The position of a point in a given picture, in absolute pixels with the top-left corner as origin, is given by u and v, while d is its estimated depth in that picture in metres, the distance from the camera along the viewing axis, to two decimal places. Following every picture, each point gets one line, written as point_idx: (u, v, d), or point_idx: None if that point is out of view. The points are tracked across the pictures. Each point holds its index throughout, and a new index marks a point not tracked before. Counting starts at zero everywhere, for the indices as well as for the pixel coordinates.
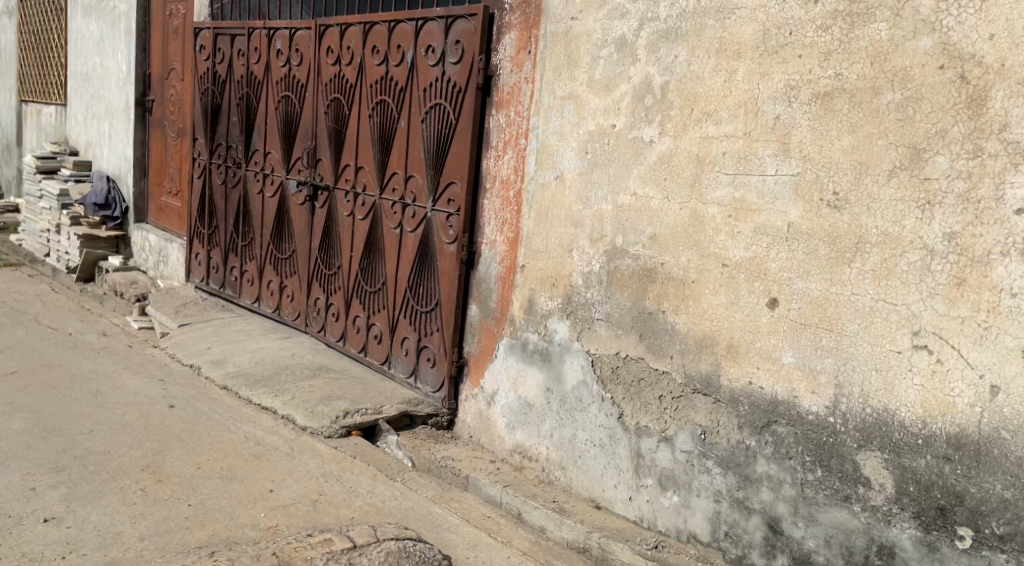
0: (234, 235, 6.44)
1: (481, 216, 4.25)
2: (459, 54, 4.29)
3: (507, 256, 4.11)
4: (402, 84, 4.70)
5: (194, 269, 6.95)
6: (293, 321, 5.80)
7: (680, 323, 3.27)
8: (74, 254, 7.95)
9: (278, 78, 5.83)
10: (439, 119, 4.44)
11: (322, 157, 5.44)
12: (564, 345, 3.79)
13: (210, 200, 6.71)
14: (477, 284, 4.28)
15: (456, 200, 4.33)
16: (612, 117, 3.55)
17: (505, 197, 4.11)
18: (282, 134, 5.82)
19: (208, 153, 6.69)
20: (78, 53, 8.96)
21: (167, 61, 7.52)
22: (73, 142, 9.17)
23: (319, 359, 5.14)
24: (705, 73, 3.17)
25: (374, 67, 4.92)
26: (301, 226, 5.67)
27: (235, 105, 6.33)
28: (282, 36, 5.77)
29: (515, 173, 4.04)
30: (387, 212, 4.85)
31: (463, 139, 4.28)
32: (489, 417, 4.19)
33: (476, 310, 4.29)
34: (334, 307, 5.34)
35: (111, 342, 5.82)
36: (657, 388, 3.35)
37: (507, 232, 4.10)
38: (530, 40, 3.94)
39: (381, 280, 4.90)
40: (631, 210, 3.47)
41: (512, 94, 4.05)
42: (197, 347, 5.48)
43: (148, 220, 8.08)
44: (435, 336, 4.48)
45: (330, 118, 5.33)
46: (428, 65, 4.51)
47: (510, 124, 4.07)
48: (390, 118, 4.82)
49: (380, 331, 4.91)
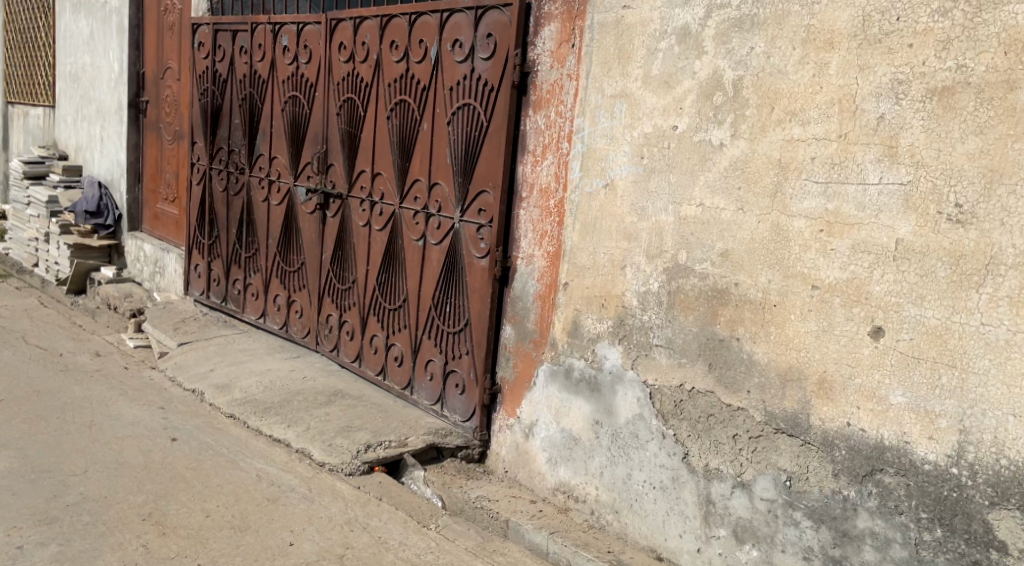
0: (237, 245, 6.02)
1: (517, 227, 3.85)
2: (490, 49, 3.88)
3: (547, 272, 3.71)
4: (425, 83, 4.29)
5: (193, 281, 6.53)
6: (303, 339, 5.39)
7: (758, 352, 2.86)
8: (64, 265, 7.51)
9: (284, 76, 5.41)
10: (468, 120, 4.03)
11: (333, 163, 5.02)
12: (615, 374, 3.37)
13: (211, 208, 6.30)
14: (512, 302, 3.88)
15: (488, 209, 3.93)
16: (673, 117, 3.14)
17: (544, 207, 3.72)
18: (289, 137, 5.40)
19: (208, 157, 6.26)
20: (67, 52, 8.51)
21: (163, 60, 7.09)
22: (62, 146, 8.71)
23: (333, 383, 4.72)
24: (789, 66, 2.76)
25: (393, 64, 4.51)
26: (311, 237, 5.26)
27: (237, 106, 5.91)
28: (288, 31, 5.35)
29: (557, 180, 3.65)
30: (408, 222, 4.44)
31: (496, 143, 3.88)
32: (527, 451, 3.79)
33: (511, 331, 3.89)
34: (349, 324, 4.94)
35: (106, 364, 5.39)
36: (731, 426, 2.95)
37: (547, 246, 3.70)
38: (574, 33, 3.53)
39: (402, 296, 4.50)
40: (697, 223, 3.06)
41: (552, 93, 3.65)
42: (199, 369, 5.05)
43: (142, 228, 7.64)
44: (464, 360, 4.08)
45: (343, 120, 4.92)
46: (454, 61, 4.10)
47: (550, 126, 3.67)
48: (411, 119, 4.41)
49: (401, 352, 4.51)
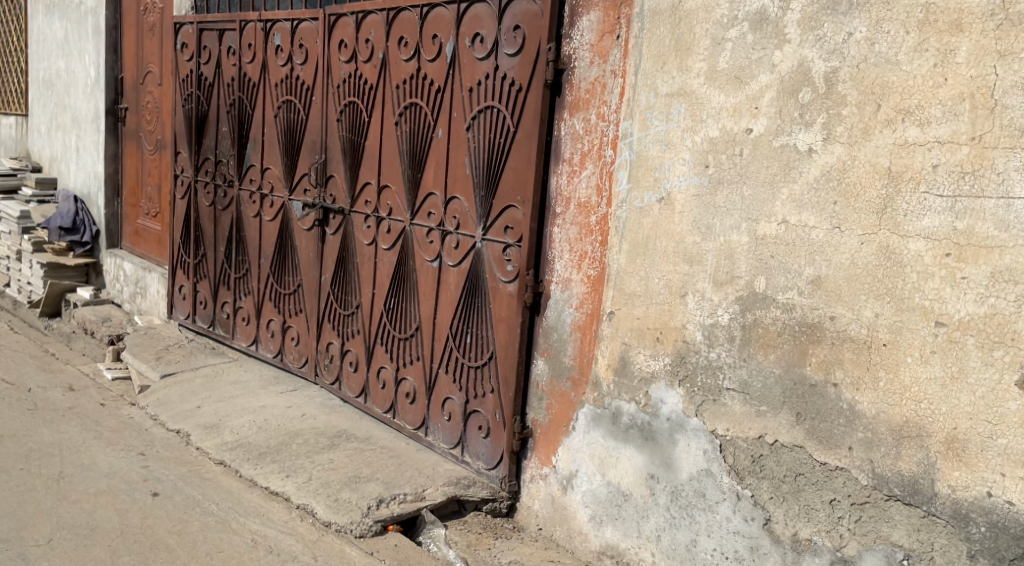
0: (226, 265, 5.50)
1: (550, 248, 3.36)
2: (518, 43, 3.39)
3: (587, 300, 3.21)
4: (440, 84, 3.79)
5: (178, 304, 6.00)
6: (301, 369, 4.88)
7: (862, 402, 2.36)
8: (36, 285, 6.96)
9: (277, 79, 4.90)
10: (492, 126, 3.54)
11: (333, 174, 4.51)
12: (676, 421, 2.86)
13: (196, 224, 5.77)
14: (545, 334, 3.39)
15: (516, 227, 3.44)
16: (747, 118, 2.65)
17: (583, 224, 3.22)
18: (283, 145, 4.88)
19: (193, 169, 5.73)
20: (40, 57, 7.98)
21: (143, 64, 6.55)
22: (35, 157, 8.18)
23: (336, 423, 4.20)
24: (900, 54, 2.27)
25: (402, 63, 4.01)
26: (309, 256, 4.74)
27: (224, 113, 5.38)
28: (281, 29, 4.84)
29: (598, 194, 3.16)
30: (422, 241, 3.94)
31: (525, 151, 3.39)
32: (566, 506, 3.28)
33: (544, 366, 3.38)
34: (353, 354, 4.44)
35: (80, 401, 4.85)
36: (828, 490, 2.45)
37: (588, 269, 3.21)
38: (619, 22, 3.05)
39: (415, 324, 4.00)
40: (779, 244, 2.56)
41: (592, 92, 3.16)
42: (184, 407, 4.52)
43: (122, 244, 7.09)
44: (488, 399, 3.57)
45: (344, 128, 4.41)
46: (474, 58, 3.60)
47: (590, 131, 3.18)
48: (423, 125, 3.91)
49: (415, 388, 4.00)
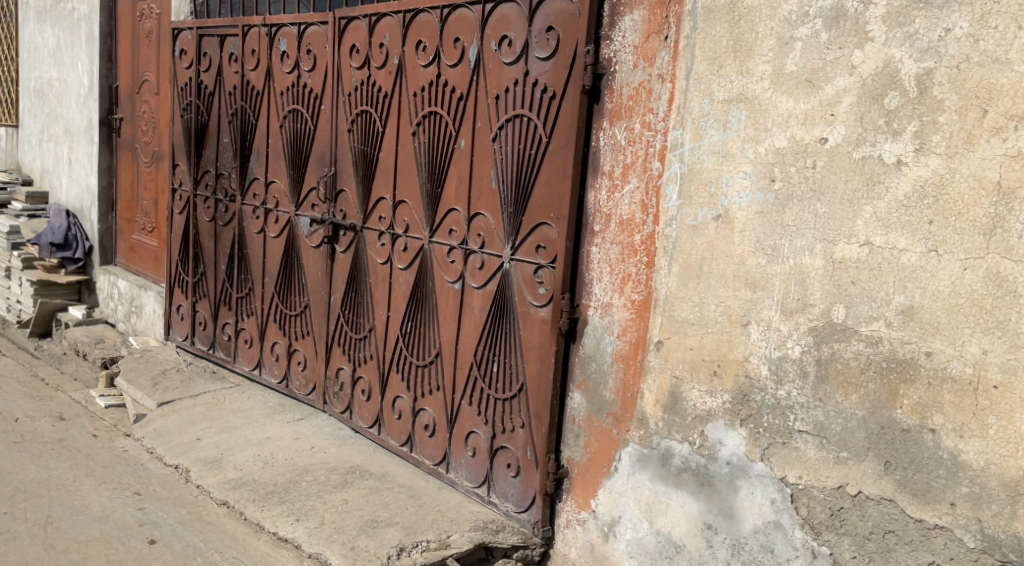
0: (228, 285, 5.19)
1: (588, 269, 3.06)
2: (550, 46, 3.11)
3: (631, 327, 2.91)
4: (463, 91, 3.51)
5: (175, 325, 5.69)
6: (308, 396, 4.59)
7: (968, 452, 2.06)
8: (26, 304, 6.67)
9: (283, 87, 4.60)
10: (522, 136, 3.25)
11: (344, 189, 4.23)
12: (737, 465, 2.56)
13: (195, 240, 5.46)
14: (582, 364, 3.08)
15: (550, 247, 3.15)
16: (821, 126, 2.35)
17: (626, 243, 2.92)
18: (289, 158, 4.59)
19: (191, 182, 5.42)
20: (31, 65, 7.68)
21: (139, 73, 6.25)
22: (26, 170, 7.87)
23: (348, 457, 3.90)
24: (1011, 53, 1.98)
25: (420, 69, 3.74)
26: (318, 276, 4.44)
27: (226, 123, 5.08)
28: (287, 34, 4.55)
29: (643, 210, 2.86)
30: (443, 261, 3.67)
31: (560, 164, 3.10)
32: (607, 555, 2.97)
33: (582, 400, 3.08)
34: (365, 381, 4.15)
35: (70, 432, 4.57)
36: (924, 552, 2.15)
37: (631, 293, 2.91)
38: (667, 21, 2.76)
39: (435, 350, 3.71)
40: (861, 269, 2.26)
41: (636, 99, 2.87)
42: (183, 439, 4.24)
43: (116, 261, 6.77)
44: (519, 435, 3.27)
45: (356, 139, 4.13)
46: (502, 63, 3.31)
47: (634, 141, 2.89)
48: (445, 135, 3.62)
49: (435, 420, 3.70)
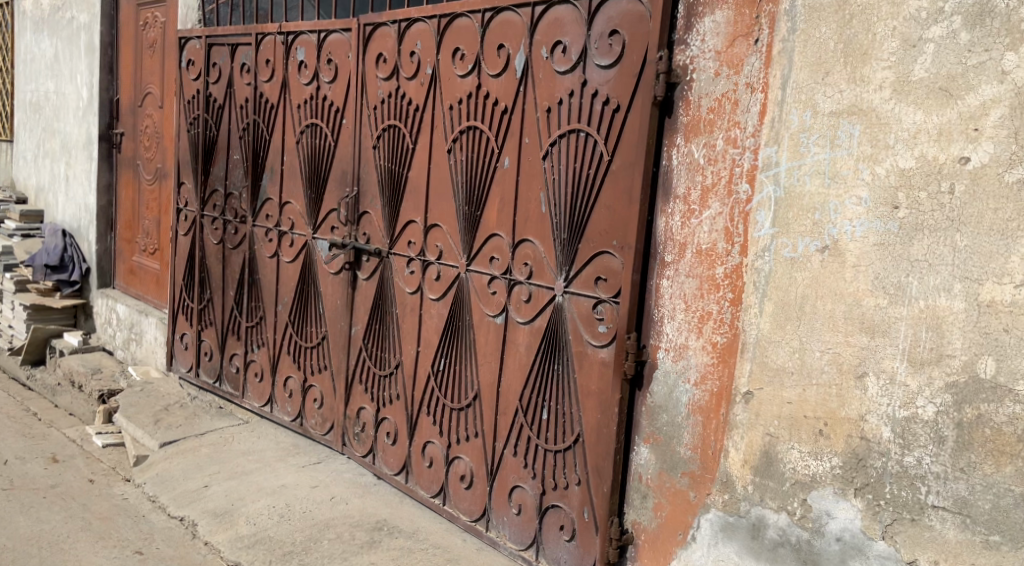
0: (237, 313, 4.83)
1: (657, 306, 2.68)
2: (614, 52, 2.75)
3: (712, 374, 2.52)
4: (510, 104, 3.16)
5: (179, 355, 5.32)
6: (325, 436, 4.26)
7: None
8: (19, 330, 6.36)
9: (301, 99, 4.26)
10: (578, 153, 2.89)
11: (368, 211, 3.94)
12: (852, 543, 2.17)
13: (201, 264, 5.07)
14: (651, 414, 2.70)
15: (612, 279, 2.77)
16: (961, 144, 1.97)
17: (706, 277, 2.54)
18: (309, 177, 4.24)
19: (198, 202, 5.04)
20: (27, 78, 7.32)
21: (142, 85, 5.88)
22: (21, 187, 7.51)
23: (373, 510, 3.53)
24: None
25: (457, 80, 3.41)
26: (343, 306, 4.10)
27: (236, 139, 4.71)
28: (305, 42, 4.20)
29: (727, 239, 2.48)
30: (482, 292, 3.33)
31: (624, 185, 2.73)
32: None
33: (649, 455, 2.70)
34: (390, 423, 3.83)
35: (64, 476, 4.25)
36: None
37: (712, 334, 2.52)
38: (757, 23, 2.39)
39: (473, 392, 3.36)
40: (1015, 316, 1.90)
41: (718, 112, 2.50)
42: (189, 486, 3.92)
43: (115, 284, 6.38)
44: (573, 494, 2.89)
45: (383, 157, 3.82)
46: (556, 72, 2.96)
47: (715, 160, 2.51)
48: (488, 153, 3.27)
49: (474, 470, 3.33)
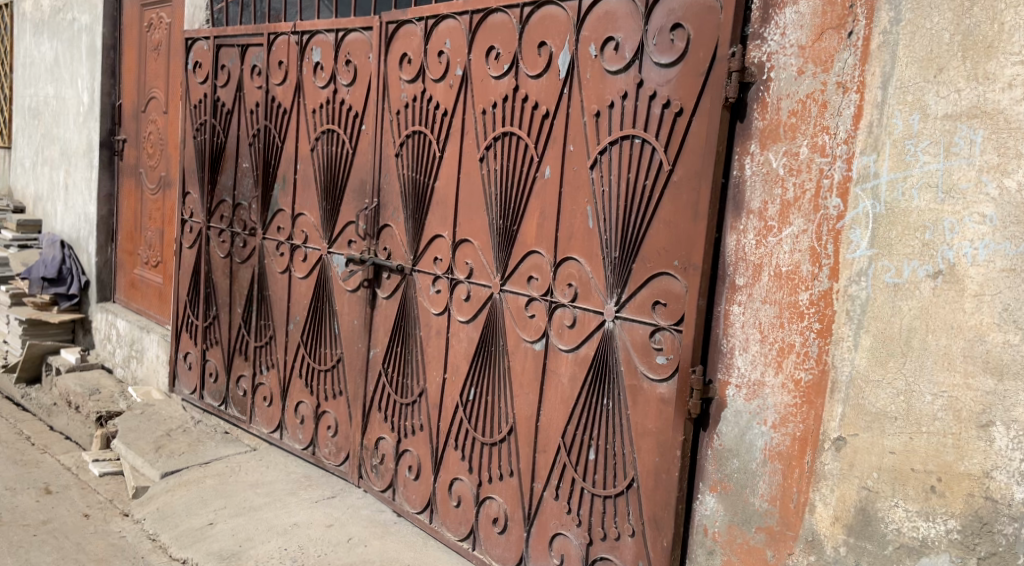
0: (244, 332, 4.52)
1: (726, 335, 2.36)
2: (676, 49, 2.44)
3: (794, 416, 2.20)
4: (552, 107, 2.85)
5: (182, 376, 5.02)
6: (339, 467, 3.94)
7: None
8: (14, 347, 6.07)
9: (317, 104, 3.95)
10: (632, 162, 2.58)
11: (389, 224, 3.63)
12: None
13: (207, 279, 4.76)
14: (718, 458, 2.38)
15: (673, 304, 2.45)
16: None
17: (787, 303, 2.22)
18: (325, 187, 3.94)
19: (204, 213, 4.73)
20: (26, 82, 7.04)
21: (146, 89, 5.59)
22: (19, 196, 7.22)
23: (395, 554, 3.22)
24: None
25: (491, 81, 3.10)
26: (361, 327, 3.79)
27: (246, 146, 4.41)
28: (322, 43, 3.90)
29: (812, 261, 2.16)
30: (519, 315, 3.01)
31: (688, 199, 2.42)
32: None
33: (717, 505, 2.38)
34: (413, 456, 3.52)
35: (58, 511, 3.95)
36: None
37: (795, 370, 2.20)
38: (852, 13, 2.07)
39: (508, 425, 3.04)
40: None
41: (802, 115, 2.18)
42: (192, 524, 3.61)
43: (115, 298, 6.08)
44: (626, 546, 2.58)
45: (407, 166, 3.52)
46: (607, 71, 2.65)
47: (797, 170, 2.20)
48: (527, 161, 2.96)
49: (509, 513, 3.02)
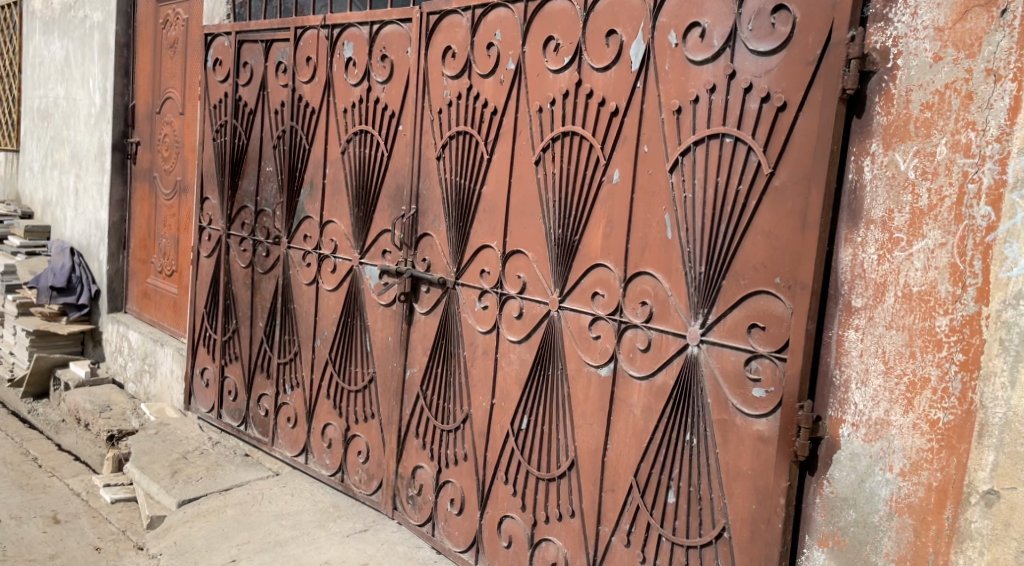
0: (266, 347, 4.20)
1: (839, 365, 2.04)
2: (778, 34, 2.12)
3: (930, 463, 1.87)
4: (622, 104, 2.54)
5: (198, 393, 4.71)
6: (371, 497, 3.63)
7: None
8: (21, 359, 5.78)
9: (348, 103, 3.65)
10: (723, 165, 2.25)
11: (428, 233, 3.31)
12: None
13: (227, 290, 4.46)
14: (830, 508, 2.05)
15: (774, 328, 2.13)
16: None
17: (920, 330, 1.89)
18: (356, 192, 3.63)
19: (224, 220, 4.43)
20: (35, 83, 6.78)
21: (160, 89, 5.30)
22: (27, 201, 6.95)
23: None
24: None
25: (549, 76, 2.79)
26: (396, 345, 3.47)
27: (270, 148, 4.11)
28: (354, 37, 3.60)
29: (952, 280, 1.83)
30: (580, 337, 2.69)
31: (793, 207, 2.10)
32: None
33: (828, 561, 2.05)
34: (455, 488, 3.21)
35: (67, 543, 3.66)
36: None
37: (930, 408, 1.87)
38: None
39: (568, 459, 2.72)
40: None
41: (939, 109, 1.86)
42: (213, 561, 3.30)
43: (127, 308, 5.78)
44: None
45: (450, 169, 3.20)
46: (691, 61, 2.33)
47: (931, 173, 1.87)
48: (592, 164, 2.64)
49: (570, 558, 2.70)
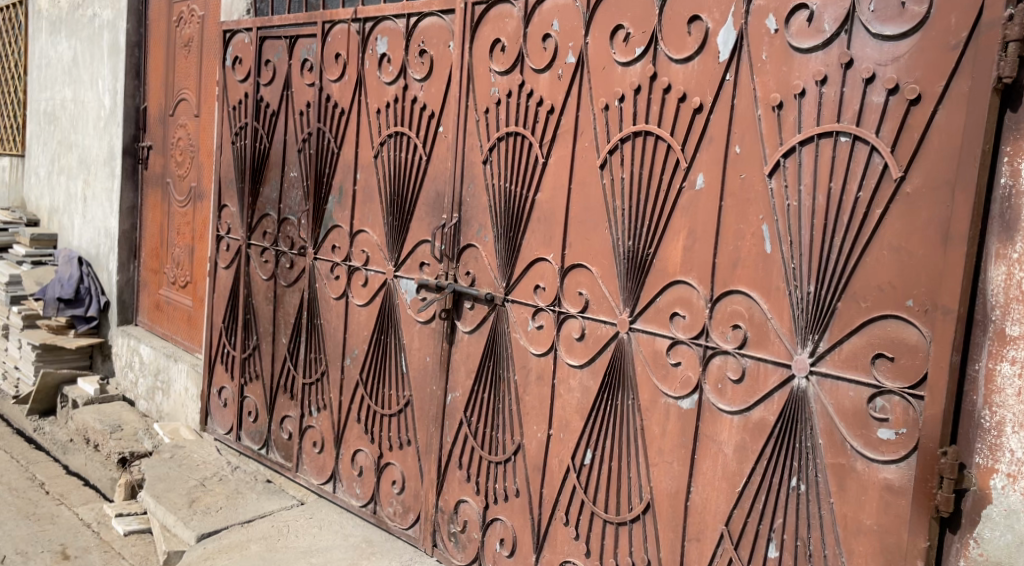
0: (289, 365, 3.90)
1: (990, 403, 1.73)
2: (909, 14, 1.81)
3: None
4: (708, 98, 2.23)
5: (215, 413, 4.41)
6: (407, 532, 3.32)
7: None
8: (26, 374, 5.51)
9: (382, 102, 3.35)
10: (837, 167, 1.94)
11: (473, 244, 3.01)
12: None
13: (246, 304, 4.16)
14: None
15: (907, 359, 1.82)
16: None
17: None
18: (391, 199, 3.32)
19: (244, 229, 4.13)
20: (41, 85, 6.50)
21: (174, 90, 5.01)
22: (32, 208, 6.67)
23: None
24: None
25: (617, 69, 2.48)
26: (436, 367, 3.16)
27: (294, 152, 3.81)
28: (389, 31, 3.30)
29: None
30: (656, 363, 2.37)
31: (931, 217, 1.79)
32: None
33: None
34: (505, 527, 2.90)
35: None
36: None
37: None
38: None
39: (642, 501, 2.41)
40: None
41: None
42: None
43: (137, 320, 5.48)
44: None
45: (498, 175, 2.90)
46: (795, 49, 2.03)
47: None
48: (670, 167, 2.33)
49: None
